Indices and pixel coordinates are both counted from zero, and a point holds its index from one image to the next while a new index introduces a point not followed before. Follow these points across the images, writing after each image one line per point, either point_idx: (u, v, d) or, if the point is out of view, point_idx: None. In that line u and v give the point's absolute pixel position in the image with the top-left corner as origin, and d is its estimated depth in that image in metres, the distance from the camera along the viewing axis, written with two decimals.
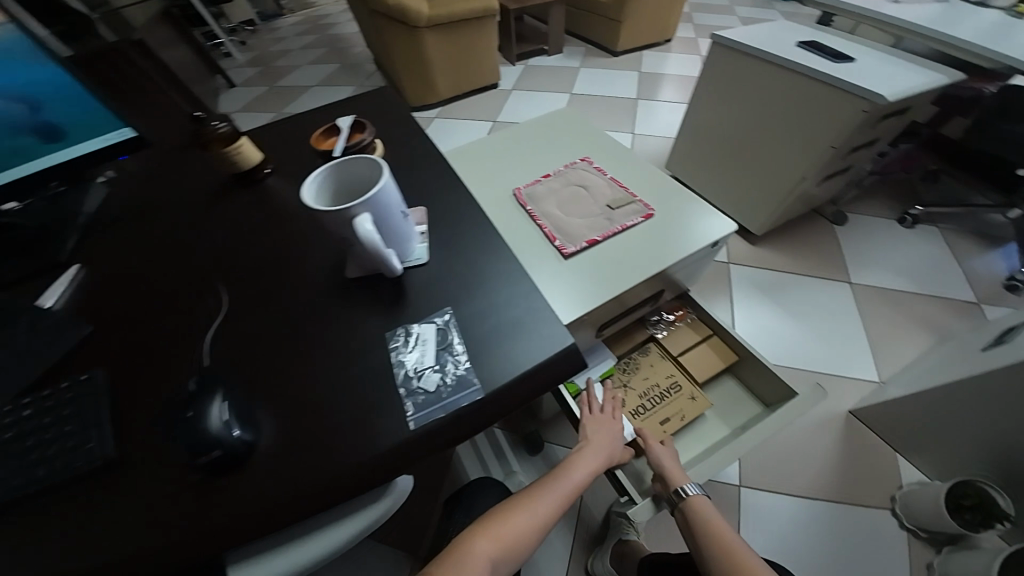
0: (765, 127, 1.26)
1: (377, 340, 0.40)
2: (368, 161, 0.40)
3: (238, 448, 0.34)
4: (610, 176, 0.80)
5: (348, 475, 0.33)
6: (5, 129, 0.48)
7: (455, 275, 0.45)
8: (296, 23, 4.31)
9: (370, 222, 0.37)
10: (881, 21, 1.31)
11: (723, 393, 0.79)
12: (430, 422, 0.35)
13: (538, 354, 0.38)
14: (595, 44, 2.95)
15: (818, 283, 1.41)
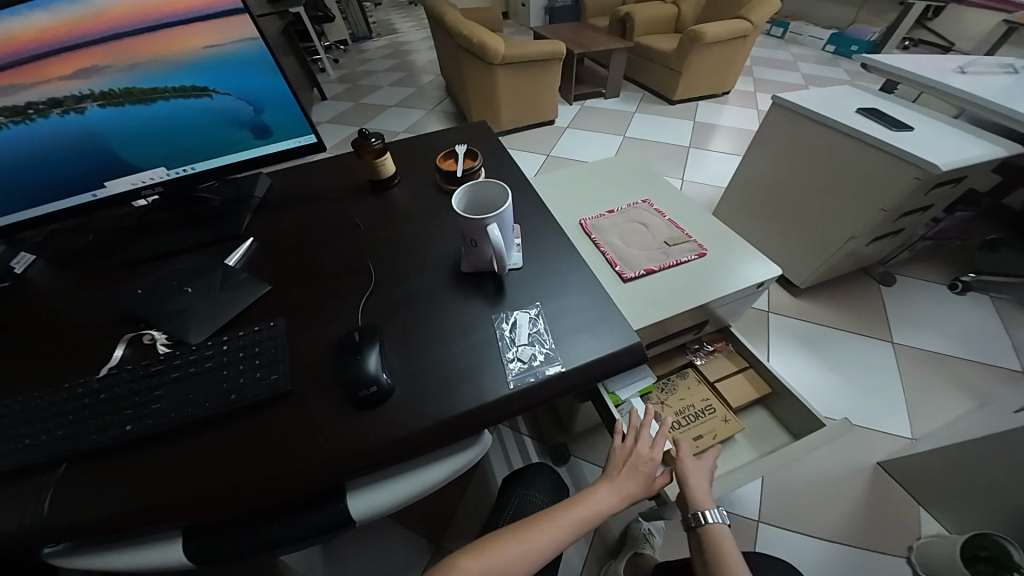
0: (816, 185, 1.33)
1: (484, 322, 0.52)
2: (496, 186, 0.55)
3: (386, 390, 0.46)
4: (668, 218, 0.91)
5: (464, 417, 0.45)
6: (235, 122, 0.66)
7: (544, 280, 0.57)
8: (380, 49, 4.80)
9: (497, 230, 0.51)
10: (943, 92, 1.36)
11: (754, 423, 0.86)
12: (526, 386, 0.46)
13: (611, 347, 0.49)
14: (654, 91, 3.11)
15: (859, 340, 1.42)
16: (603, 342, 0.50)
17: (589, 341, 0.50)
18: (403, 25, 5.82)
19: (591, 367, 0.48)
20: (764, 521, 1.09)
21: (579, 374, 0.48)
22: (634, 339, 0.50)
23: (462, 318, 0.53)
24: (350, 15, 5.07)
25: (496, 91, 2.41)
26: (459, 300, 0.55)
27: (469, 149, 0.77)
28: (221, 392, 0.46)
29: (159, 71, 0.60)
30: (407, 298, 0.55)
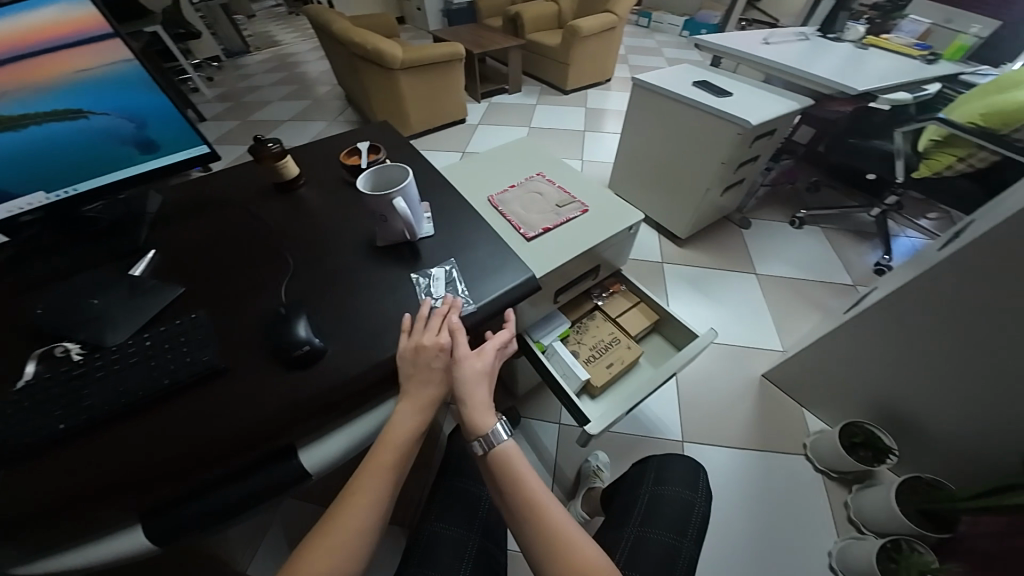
0: (679, 151, 1.59)
1: (402, 284, 0.61)
2: (397, 168, 0.62)
3: (317, 349, 0.53)
4: (558, 185, 1.06)
5: (394, 357, 0.53)
6: (116, 140, 0.65)
7: (450, 243, 0.67)
8: (263, 61, 4.49)
9: (402, 202, 0.58)
10: (758, 62, 1.71)
11: (651, 347, 1.05)
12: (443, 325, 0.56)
13: (509, 284, 0.61)
14: (548, 84, 3.36)
15: (733, 275, 1.73)
16: (503, 282, 0.62)
17: (492, 283, 0.61)
18: (285, 35, 5.48)
19: (495, 302, 0.60)
20: (689, 443, 1.28)
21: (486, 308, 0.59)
22: (528, 274, 0.63)
23: (382, 283, 0.61)
24: (220, 28, 4.67)
25: (400, 97, 2.41)
26: (377, 270, 0.63)
27: (371, 145, 0.80)
28: (155, 376, 0.49)
29: (22, 98, 0.57)
30: (328, 275, 0.62)
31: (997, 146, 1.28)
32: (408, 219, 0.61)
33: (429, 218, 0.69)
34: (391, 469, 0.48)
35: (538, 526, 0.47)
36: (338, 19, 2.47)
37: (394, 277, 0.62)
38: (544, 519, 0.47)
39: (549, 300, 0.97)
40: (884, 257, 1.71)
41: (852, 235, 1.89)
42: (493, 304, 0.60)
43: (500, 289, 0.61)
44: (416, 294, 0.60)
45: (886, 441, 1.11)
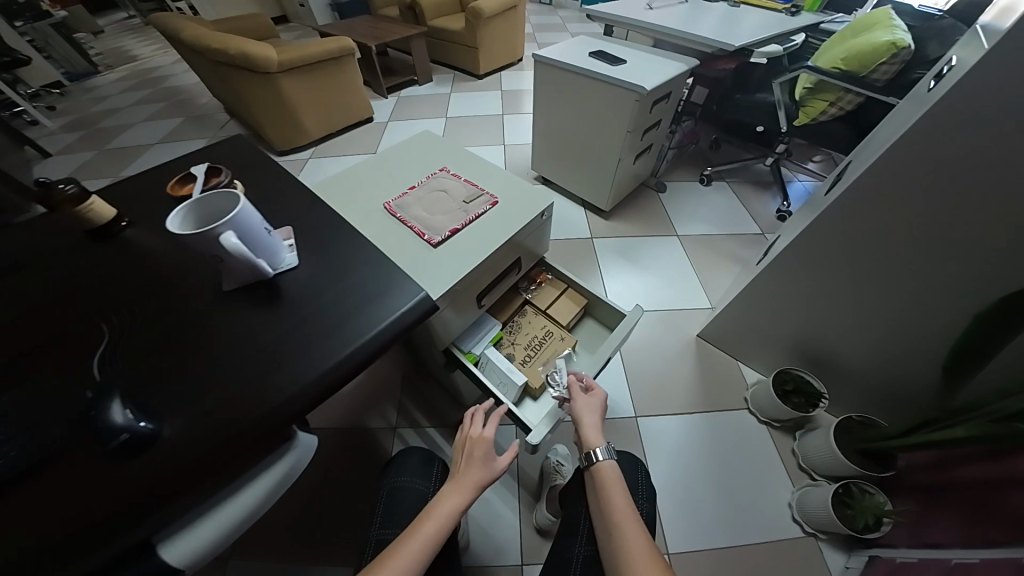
0: (588, 126, 1.57)
1: (263, 331, 0.52)
2: (225, 195, 0.50)
3: (146, 433, 0.44)
4: (464, 179, 0.97)
5: (252, 419, 0.45)
6: None
7: (323, 269, 0.57)
8: (122, 79, 3.85)
9: (234, 237, 0.47)
10: (646, 28, 1.74)
11: (585, 333, 1.02)
12: (313, 371, 0.49)
13: (394, 309, 0.54)
14: (462, 70, 3.22)
15: (657, 240, 1.78)
16: (387, 307, 0.54)
17: (375, 310, 0.53)
18: (148, 47, 4.75)
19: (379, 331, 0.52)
20: (641, 418, 1.33)
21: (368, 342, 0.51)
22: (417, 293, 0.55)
23: (237, 335, 0.52)
24: (57, 48, 3.94)
25: (288, 104, 2.15)
26: (236, 320, 0.53)
27: (210, 165, 0.65)
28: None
29: None
30: (167, 338, 0.52)
31: (855, 85, 1.40)
32: (250, 254, 0.50)
33: (292, 245, 0.58)
34: (439, 537, 0.51)
35: (618, 536, 0.56)
36: (194, 27, 2.16)
37: (252, 325, 0.53)
38: (621, 533, 0.56)
39: (474, 306, 0.89)
40: (783, 204, 1.83)
41: (755, 185, 2.01)
42: (378, 336, 0.52)
43: (384, 315, 0.53)
44: (283, 342, 0.51)
45: (815, 384, 1.19)
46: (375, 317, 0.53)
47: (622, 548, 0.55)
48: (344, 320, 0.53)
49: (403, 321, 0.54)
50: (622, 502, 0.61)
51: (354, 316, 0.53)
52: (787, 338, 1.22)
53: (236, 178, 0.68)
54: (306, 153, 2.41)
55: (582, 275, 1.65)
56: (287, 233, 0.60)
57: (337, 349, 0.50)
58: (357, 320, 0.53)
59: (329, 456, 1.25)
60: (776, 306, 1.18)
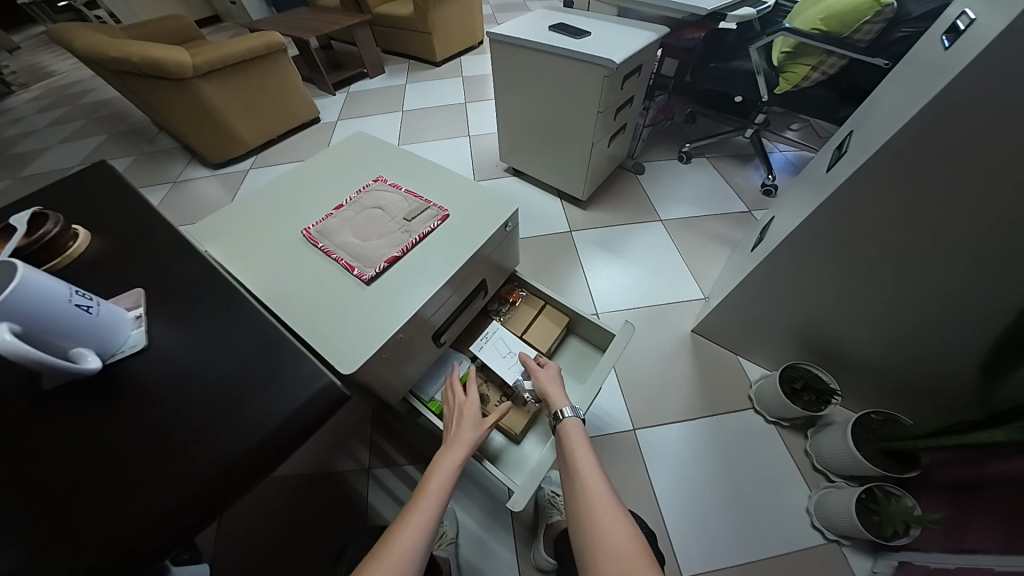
0: (554, 110, 1.41)
1: (120, 435, 0.39)
2: (8, 267, 0.37)
3: None
4: (405, 189, 0.81)
5: (103, 554, 0.34)
6: None
7: (213, 353, 0.45)
8: (39, 97, 3.43)
9: (9, 332, 0.34)
10: None
11: (571, 356, 0.88)
12: (194, 480, 0.37)
13: (300, 392, 0.42)
14: (416, 58, 2.98)
15: (639, 227, 1.65)
16: (284, 401, 0.41)
17: (270, 403, 0.41)
18: (67, 60, 4.26)
19: (273, 436, 0.40)
20: (640, 429, 1.22)
21: (259, 450, 0.39)
22: (320, 379, 0.43)
23: (68, 456, 0.38)
24: None
25: (216, 112, 1.92)
26: (65, 433, 0.39)
27: (34, 212, 0.51)
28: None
29: None
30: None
31: (839, 47, 1.26)
32: (46, 351, 0.37)
33: (140, 320, 0.46)
34: (437, 495, 0.53)
35: (576, 490, 0.51)
36: (92, 37, 1.88)
37: (86, 440, 0.39)
38: (589, 500, 0.49)
39: (432, 344, 0.74)
40: (768, 177, 1.72)
41: (737, 159, 1.89)
42: (278, 430, 0.40)
43: (278, 412, 0.41)
44: (136, 462, 0.38)
45: (824, 380, 1.12)
46: (270, 412, 0.41)
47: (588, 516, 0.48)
48: (224, 425, 0.40)
49: (305, 420, 0.41)
50: (583, 458, 0.56)
51: (237, 418, 0.41)
52: (791, 327, 1.13)
53: (77, 224, 0.55)
54: (247, 163, 2.17)
55: (563, 274, 1.51)
56: (135, 298, 0.48)
57: (214, 466, 0.38)
58: (241, 423, 0.40)
59: (293, 507, 1.08)
60: (781, 296, 1.07)
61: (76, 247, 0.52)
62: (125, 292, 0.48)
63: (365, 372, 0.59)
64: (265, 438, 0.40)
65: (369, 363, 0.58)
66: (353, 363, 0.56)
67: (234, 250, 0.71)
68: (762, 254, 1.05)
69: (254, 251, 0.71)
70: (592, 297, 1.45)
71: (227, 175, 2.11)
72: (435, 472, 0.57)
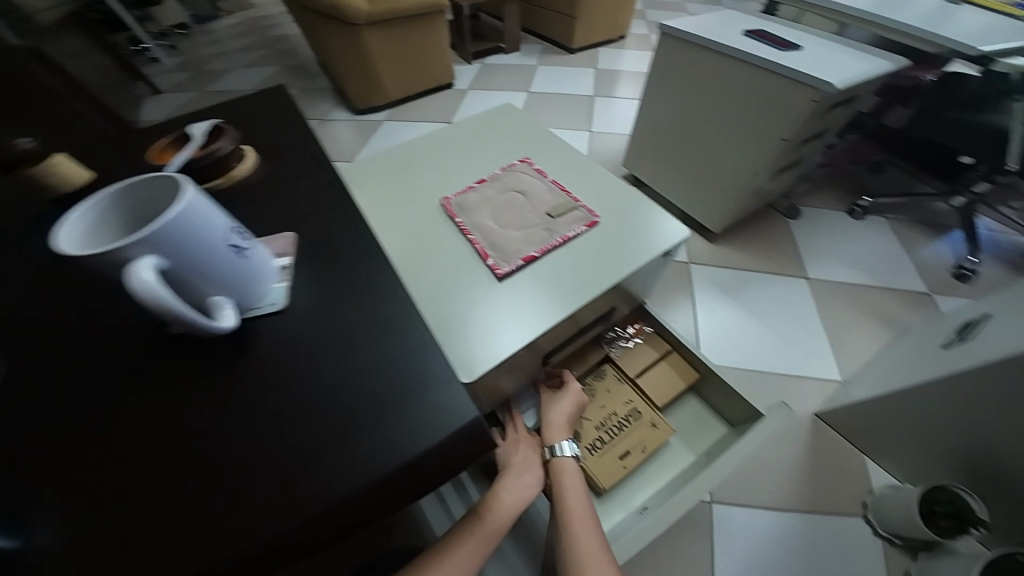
0: (720, 126, 1.22)
1: (241, 411, 0.36)
2: (167, 181, 0.35)
3: (41, 546, 0.30)
4: (552, 179, 0.72)
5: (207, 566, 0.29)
6: None
7: (347, 340, 0.40)
8: (231, 23, 3.89)
9: (152, 270, 0.30)
10: (827, 9, 1.26)
11: (687, 416, 0.75)
12: (313, 505, 0.31)
13: (437, 431, 0.35)
14: (551, 41, 2.82)
15: (773, 278, 1.40)
16: (411, 441, 0.34)
17: (401, 432, 0.34)
18: None
19: (400, 481, 0.33)
20: (719, 503, 1.02)
21: (382, 490, 0.33)
22: (464, 416, 0.35)
23: (183, 428, 0.35)
24: None
25: (372, 63, 2.04)
26: (184, 401, 0.36)
27: (214, 126, 0.53)
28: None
29: None
30: (76, 403, 0.36)
31: None
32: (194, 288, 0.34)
33: (286, 272, 0.44)
34: (489, 538, 0.49)
35: (569, 534, 0.49)
36: None
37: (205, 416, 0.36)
38: (580, 553, 0.47)
39: (535, 366, 0.68)
40: (969, 258, 1.35)
41: (926, 229, 1.51)
42: (410, 469, 0.34)
43: (408, 451, 0.34)
44: (252, 455, 0.34)
45: (973, 506, 0.82)
46: (403, 443, 0.34)
47: (574, 549, 0.47)
48: (340, 448, 0.34)
49: (431, 472, 0.34)
50: (576, 501, 0.54)
51: (350, 444, 0.34)
52: (967, 462, 0.85)
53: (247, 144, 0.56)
54: (382, 115, 2.27)
55: (670, 308, 1.32)
56: (286, 250, 0.45)
57: (329, 497, 0.32)
58: (363, 447, 0.34)
59: None
60: (979, 431, 0.80)
61: (244, 167, 0.52)
62: (271, 233, 0.47)
63: (473, 386, 0.52)
64: (388, 481, 0.33)
65: (484, 375, 0.50)
66: (475, 371, 0.49)
67: (374, 204, 0.68)
68: (963, 360, 0.78)
69: (390, 210, 0.68)
70: (700, 345, 1.25)
71: (363, 122, 2.23)
72: (485, 513, 0.52)
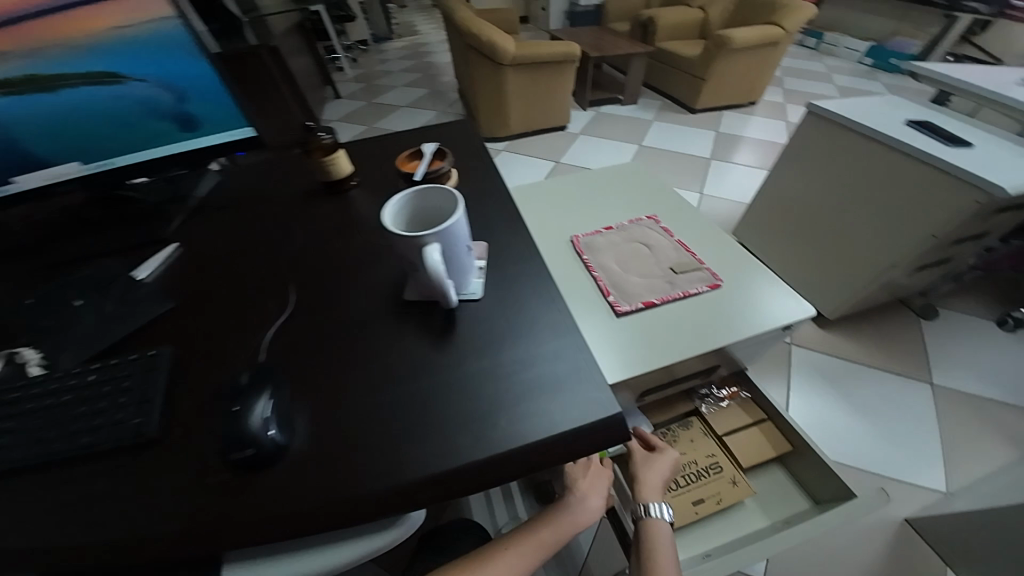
0: (858, 210, 1.17)
1: (424, 365, 0.43)
2: (444, 194, 0.46)
3: (272, 449, 0.37)
4: (676, 238, 0.78)
5: (394, 491, 0.36)
6: (153, 112, 0.59)
7: (509, 320, 0.47)
8: (401, 45, 4.63)
9: (437, 252, 0.41)
10: (1009, 107, 1.16)
11: (771, 484, 0.73)
12: (476, 455, 0.37)
13: (583, 417, 0.39)
14: (672, 99, 2.90)
15: (889, 378, 1.26)
16: (560, 420, 0.39)
17: (552, 409, 0.39)
18: (427, 23, 5.60)
19: (547, 450, 0.38)
20: None
21: (530, 454, 0.38)
22: (609, 413, 0.39)
23: (380, 370, 0.43)
24: (374, 13, 4.82)
25: (504, 97, 2.31)
26: (381, 345, 0.45)
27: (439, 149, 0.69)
28: (71, 434, 0.39)
29: (61, 54, 0.52)
30: (307, 335, 0.46)
31: None
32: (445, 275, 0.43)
33: (482, 272, 0.51)
34: (544, 544, 0.54)
35: None
36: (461, 10, 2.40)
37: (395, 362, 0.43)
38: None
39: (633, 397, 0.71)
40: None
41: None
42: (557, 443, 0.38)
43: (557, 427, 0.38)
44: (428, 403, 0.40)
45: None
46: (553, 417, 0.39)
47: None
48: (502, 417, 0.39)
49: (571, 449, 0.38)
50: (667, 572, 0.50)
51: (507, 410, 0.40)
52: None
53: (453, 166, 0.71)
54: (503, 145, 2.53)
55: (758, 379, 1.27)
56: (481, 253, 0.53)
57: (488, 449, 0.37)
58: (518, 415, 0.39)
59: None
60: None
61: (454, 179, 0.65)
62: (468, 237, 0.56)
63: None
64: (537, 447, 0.38)
65: None
66: None
67: None
68: None
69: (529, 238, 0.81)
70: None
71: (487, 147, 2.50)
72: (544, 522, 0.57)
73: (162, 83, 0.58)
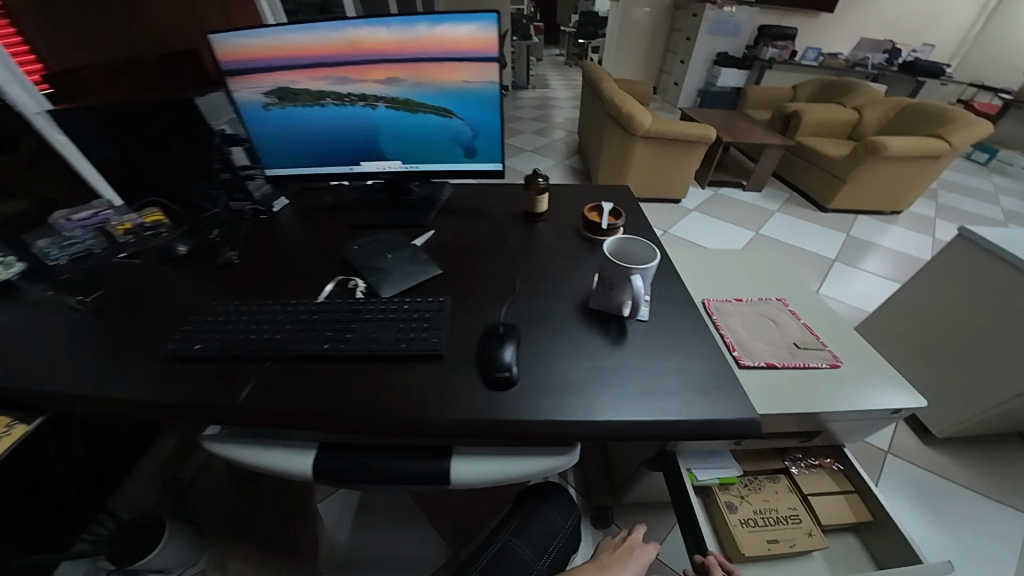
0: (994, 343, 1.14)
1: (611, 353, 0.62)
2: (644, 246, 0.66)
3: (513, 379, 0.58)
4: (801, 321, 0.90)
5: (601, 422, 0.54)
6: (457, 140, 0.88)
7: (674, 339, 0.65)
8: (534, 96, 5.22)
9: (638, 280, 0.62)
10: None
11: (843, 548, 0.79)
12: (657, 414, 0.54)
13: (737, 411, 0.55)
14: (801, 194, 2.91)
15: (993, 509, 1.18)
16: (721, 408, 0.55)
17: (713, 400, 0.56)
18: (561, 79, 6.23)
19: (711, 424, 0.53)
20: None
21: (699, 425, 0.53)
22: (753, 415, 0.54)
23: (581, 348, 0.63)
24: (519, 66, 5.52)
25: (629, 162, 2.53)
26: (579, 335, 0.66)
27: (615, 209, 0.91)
28: (395, 339, 0.63)
29: (428, 92, 0.82)
30: (526, 316, 0.69)
31: None
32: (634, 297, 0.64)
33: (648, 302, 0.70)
34: None
35: None
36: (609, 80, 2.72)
37: (591, 348, 0.63)
38: None
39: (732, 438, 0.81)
40: None
41: None
42: (717, 423, 0.54)
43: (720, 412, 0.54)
44: (620, 375, 0.59)
45: None
46: (716, 406, 0.55)
47: None
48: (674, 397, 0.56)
49: (728, 428, 0.53)
50: None
51: (679, 394, 0.57)
52: None
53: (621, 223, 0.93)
54: None
55: None
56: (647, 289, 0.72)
57: (668, 413, 0.54)
58: (688, 398, 0.56)
59: None
60: None
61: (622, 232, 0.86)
62: None
63: None
64: (704, 420, 0.54)
65: None
66: None
67: None
68: None
69: None
70: None
71: None
72: None
73: (471, 124, 0.86)
